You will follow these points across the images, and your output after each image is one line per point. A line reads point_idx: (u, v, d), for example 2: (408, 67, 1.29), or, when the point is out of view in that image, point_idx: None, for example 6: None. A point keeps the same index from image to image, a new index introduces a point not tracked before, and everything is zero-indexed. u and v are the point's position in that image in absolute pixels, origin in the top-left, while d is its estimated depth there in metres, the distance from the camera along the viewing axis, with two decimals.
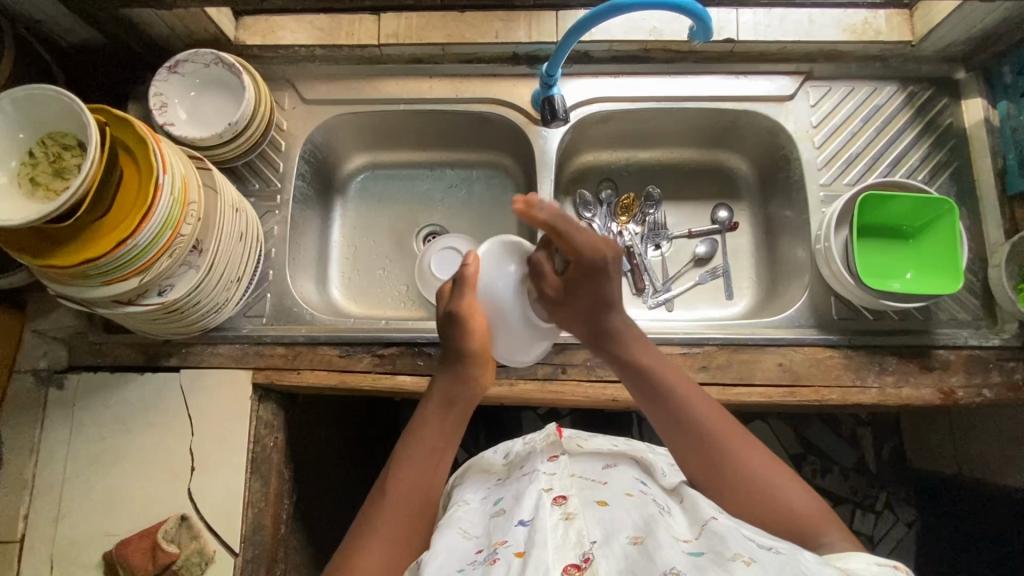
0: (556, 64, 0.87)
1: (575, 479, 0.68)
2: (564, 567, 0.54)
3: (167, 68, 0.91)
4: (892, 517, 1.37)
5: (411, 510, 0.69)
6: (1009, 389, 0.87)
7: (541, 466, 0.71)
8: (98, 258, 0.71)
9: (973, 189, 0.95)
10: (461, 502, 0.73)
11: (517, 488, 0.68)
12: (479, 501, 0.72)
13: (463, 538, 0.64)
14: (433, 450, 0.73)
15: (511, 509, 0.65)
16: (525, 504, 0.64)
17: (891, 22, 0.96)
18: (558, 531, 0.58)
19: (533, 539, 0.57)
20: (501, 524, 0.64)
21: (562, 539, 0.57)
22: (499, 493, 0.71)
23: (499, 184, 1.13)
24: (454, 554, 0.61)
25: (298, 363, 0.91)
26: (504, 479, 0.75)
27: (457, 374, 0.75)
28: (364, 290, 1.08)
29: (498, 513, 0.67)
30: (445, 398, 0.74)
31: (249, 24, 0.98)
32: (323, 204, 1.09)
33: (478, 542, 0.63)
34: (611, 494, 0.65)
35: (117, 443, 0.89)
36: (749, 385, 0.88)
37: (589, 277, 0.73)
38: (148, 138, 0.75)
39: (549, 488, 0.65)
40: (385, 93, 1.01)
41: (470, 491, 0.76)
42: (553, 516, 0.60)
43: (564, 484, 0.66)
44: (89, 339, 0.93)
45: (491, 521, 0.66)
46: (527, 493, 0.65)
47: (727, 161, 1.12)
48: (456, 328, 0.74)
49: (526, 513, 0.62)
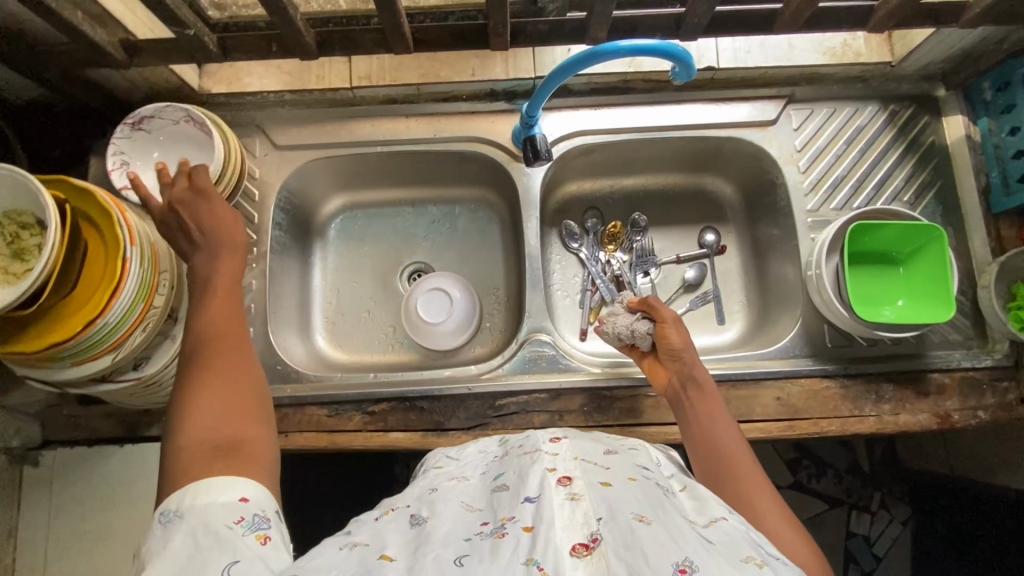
0: (536, 105, 0.84)
1: (580, 459, 0.62)
2: (573, 547, 0.49)
3: (128, 123, 0.86)
4: (887, 517, 1.35)
5: (232, 347, 0.66)
6: (1003, 410, 0.88)
7: (543, 446, 0.65)
8: (66, 341, 0.67)
9: (959, 207, 0.95)
10: (457, 478, 0.67)
11: (519, 465, 0.62)
12: (479, 478, 0.66)
13: (459, 513, 0.58)
14: (229, 280, 0.72)
15: (516, 486, 0.59)
16: (529, 481, 0.58)
17: (871, 42, 0.95)
18: (566, 511, 0.53)
19: (543, 515, 0.52)
20: (504, 501, 0.58)
21: (570, 519, 0.52)
22: (499, 469, 0.65)
23: (482, 218, 1.10)
24: (460, 524, 0.56)
25: (286, 426, 0.88)
26: (502, 456, 0.68)
27: (212, 255, 0.72)
28: (349, 336, 1.05)
29: (499, 489, 0.61)
30: (197, 282, 0.71)
31: (213, 72, 0.94)
32: (302, 249, 1.05)
33: (482, 515, 0.57)
34: (614, 475, 0.60)
35: (100, 521, 0.85)
36: (748, 421, 0.87)
37: (679, 328, 0.82)
38: (112, 208, 0.71)
39: (553, 468, 0.59)
40: (360, 134, 0.97)
41: (468, 466, 0.70)
42: (559, 496, 0.55)
43: (569, 463, 0.60)
44: (64, 413, 0.90)
45: (492, 497, 0.60)
46: (531, 471, 0.59)
47: (711, 184, 1.10)
48: (207, 205, 0.74)
49: (533, 489, 0.56)
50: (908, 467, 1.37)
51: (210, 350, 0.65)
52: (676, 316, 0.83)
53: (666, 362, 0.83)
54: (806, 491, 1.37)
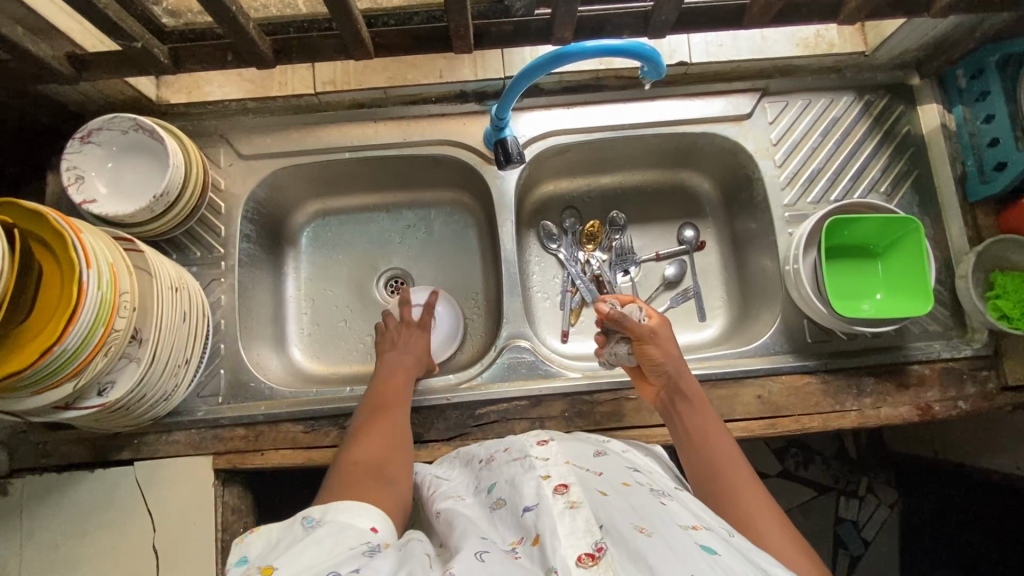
0: (505, 107, 0.82)
1: (571, 465, 0.61)
2: (579, 557, 0.49)
3: (77, 138, 0.82)
4: (874, 500, 1.34)
5: (396, 410, 0.80)
6: (983, 399, 0.88)
7: (531, 451, 0.64)
8: (21, 371, 0.64)
9: (935, 197, 0.95)
10: (452, 497, 0.67)
11: (510, 473, 0.62)
12: (473, 496, 0.65)
13: (463, 526, 0.58)
14: (405, 368, 0.87)
15: (511, 499, 0.59)
16: (525, 490, 0.58)
17: (844, 32, 0.94)
18: (566, 519, 0.52)
19: (545, 524, 0.52)
20: (503, 518, 0.58)
21: (572, 528, 0.51)
22: (490, 480, 0.64)
23: (458, 221, 1.08)
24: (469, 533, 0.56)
25: (261, 444, 0.86)
26: (488, 463, 0.68)
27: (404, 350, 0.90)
28: (326, 346, 1.03)
29: (495, 502, 0.60)
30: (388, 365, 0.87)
31: (171, 81, 0.91)
32: (274, 260, 1.03)
33: (484, 531, 0.57)
34: (609, 482, 0.60)
35: (73, 548, 0.83)
36: (729, 420, 0.86)
37: (654, 343, 0.79)
38: (64, 229, 0.68)
39: (548, 476, 0.59)
40: (327, 141, 0.95)
41: (463, 484, 0.69)
42: (557, 505, 0.54)
43: (562, 470, 0.59)
44: (31, 439, 0.87)
45: (490, 515, 0.60)
46: (525, 481, 0.59)
47: (689, 180, 1.09)
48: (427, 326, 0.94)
49: (530, 498, 0.56)
50: (895, 451, 1.36)
51: (384, 411, 0.80)
52: (650, 329, 0.79)
53: (651, 377, 0.80)
54: (794, 479, 1.35)
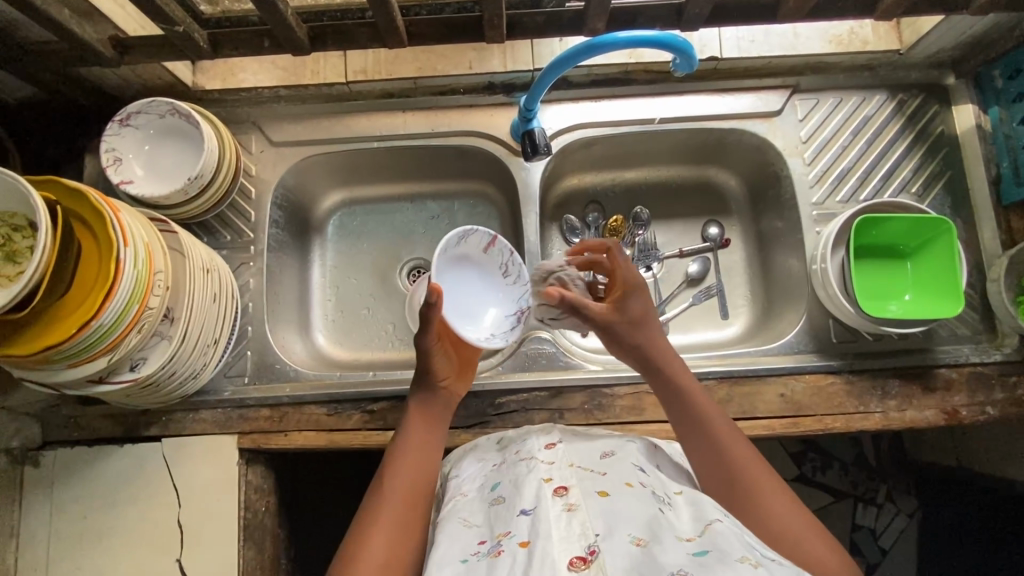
0: (534, 98, 0.82)
1: (575, 468, 0.62)
2: (570, 561, 0.50)
3: (117, 121, 0.85)
4: (893, 509, 1.33)
5: (424, 480, 0.69)
6: (1012, 405, 0.86)
7: (538, 453, 0.65)
8: (60, 344, 0.66)
9: (968, 198, 0.93)
10: (456, 494, 0.66)
11: (514, 474, 0.63)
12: (476, 492, 0.65)
13: (453, 531, 0.59)
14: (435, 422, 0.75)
15: (511, 498, 0.60)
16: (525, 491, 0.59)
17: (879, 30, 0.93)
18: (562, 523, 0.54)
19: (538, 531, 0.53)
20: (500, 515, 0.59)
21: (567, 532, 0.53)
22: (495, 478, 0.65)
23: (482, 213, 1.09)
24: (455, 544, 0.57)
25: (285, 425, 0.88)
26: (500, 464, 0.68)
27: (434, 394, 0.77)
28: (350, 334, 1.04)
29: (495, 499, 0.61)
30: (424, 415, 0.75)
31: (207, 68, 0.93)
32: (301, 247, 1.04)
33: (479, 532, 0.58)
34: (612, 481, 0.60)
35: (103, 519, 0.86)
36: (751, 418, 0.85)
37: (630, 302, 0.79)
38: (104, 208, 0.70)
39: (549, 478, 0.60)
40: (355, 130, 0.96)
41: (466, 478, 0.68)
42: (555, 508, 0.56)
43: (565, 474, 0.61)
44: (65, 413, 0.89)
45: (489, 511, 0.61)
46: (526, 480, 0.60)
47: (714, 177, 1.08)
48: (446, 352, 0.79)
49: (528, 502, 0.57)
50: (916, 459, 1.34)
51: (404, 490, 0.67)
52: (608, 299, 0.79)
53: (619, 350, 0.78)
54: (811, 484, 1.33)
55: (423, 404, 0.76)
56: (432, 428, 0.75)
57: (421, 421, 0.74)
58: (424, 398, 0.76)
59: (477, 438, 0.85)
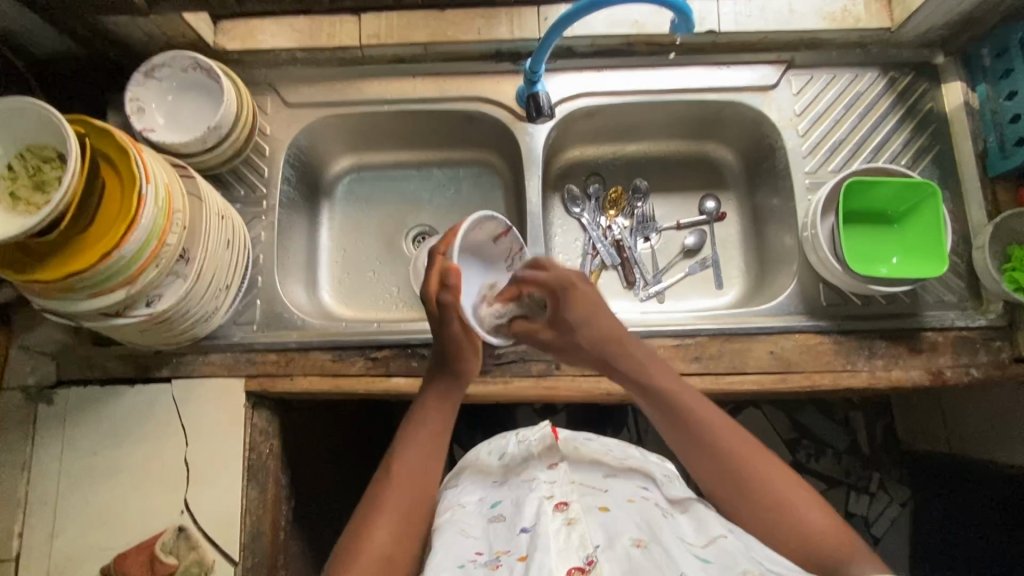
0: (539, 60, 0.87)
1: (576, 485, 0.65)
2: (569, 569, 0.52)
3: (142, 72, 0.89)
4: (886, 498, 1.32)
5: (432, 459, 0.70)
6: (995, 368, 0.89)
7: (540, 474, 0.67)
8: (83, 271, 0.69)
9: (956, 172, 0.96)
10: (455, 504, 0.68)
11: (517, 493, 0.65)
12: (476, 504, 0.68)
13: (457, 538, 0.62)
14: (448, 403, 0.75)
15: (511, 515, 0.62)
16: (527, 510, 0.61)
17: (870, 8, 0.97)
18: (561, 537, 0.56)
19: (536, 542, 0.56)
20: (500, 531, 0.61)
21: (565, 544, 0.55)
22: (496, 496, 0.68)
23: (486, 182, 1.13)
24: (453, 551, 0.59)
25: (291, 369, 0.91)
26: (501, 484, 0.71)
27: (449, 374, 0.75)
28: (356, 293, 1.07)
29: (496, 516, 0.64)
30: (441, 391, 0.75)
31: (228, 29, 0.97)
32: (311, 208, 1.08)
33: (477, 543, 0.61)
34: (612, 499, 0.62)
35: (111, 456, 0.89)
36: (742, 373, 0.88)
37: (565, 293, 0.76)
38: (130, 148, 0.74)
39: (550, 495, 0.63)
40: (368, 93, 1.00)
41: (465, 490, 0.71)
42: (555, 523, 0.58)
43: (565, 489, 0.63)
44: (78, 353, 0.92)
45: (489, 525, 0.63)
46: (528, 499, 0.62)
47: (712, 152, 1.12)
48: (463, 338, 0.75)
49: (529, 519, 0.60)
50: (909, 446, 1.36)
51: (409, 467, 0.69)
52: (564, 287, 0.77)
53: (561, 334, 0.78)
54: (805, 470, 1.34)
55: (439, 387, 0.76)
56: (447, 416, 0.74)
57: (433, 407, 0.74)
58: (445, 381, 0.75)
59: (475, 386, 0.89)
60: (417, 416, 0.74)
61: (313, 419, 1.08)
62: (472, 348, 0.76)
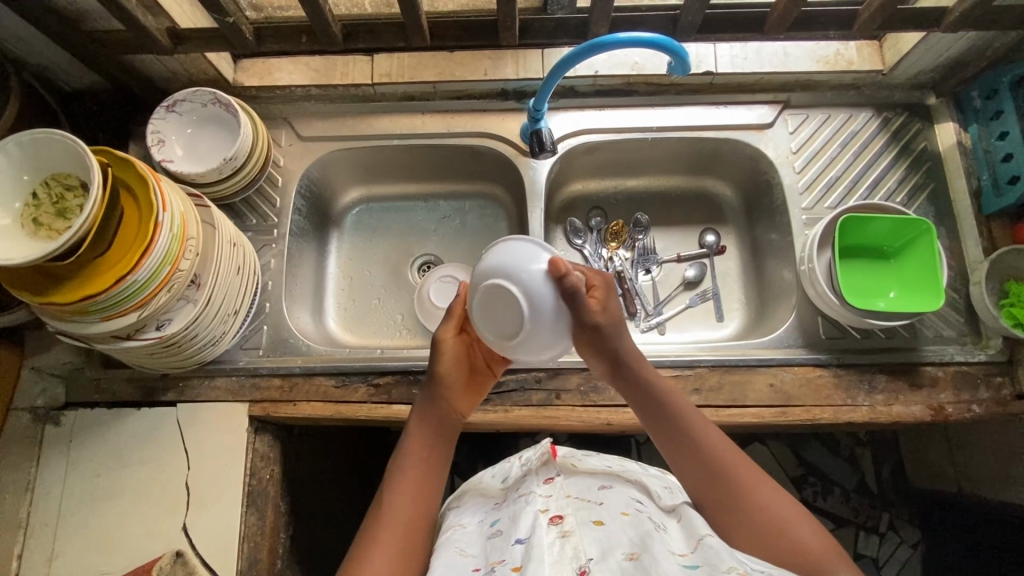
0: (542, 99, 0.92)
1: (571, 498, 0.65)
2: None
3: (163, 106, 0.94)
4: (896, 539, 1.28)
5: (421, 485, 0.68)
6: (997, 405, 0.89)
7: (536, 488, 0.67)
8: (97, 294, 0.71)
9: (951, 208, 0.98)
10: (456, 525, 0.69)
11: (513, 508, 0.65)
12: (476, 524, 0.68)
13: (452, 558, 0.62)
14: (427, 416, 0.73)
15: (508, 530, 0.63)
16: (522, 523, 0.61)
17: (863, 52, 1.00)
18: (554, 548, 0.56)
19: (530, 554, 0.56)
20: (498, 545, 0.61)
21: (559, 555, 0.55)
22: (495, 515, 0.68)
23: (490, 214, 1.16)
24: (450, 572, 0.60)
25: (294, 395, 0.92)
26: (501, 502, 0.71)
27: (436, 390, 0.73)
28: (360, 321, 1.09)
29: (494, 533, 0.64)
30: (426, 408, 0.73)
31: (247, 67, 1.03)
32: (320, 237, 1.11)
33: (474, 560, 0.61)
34: (607, 511, 0.62)
35: (114, 478, 0.89)
36: (741, 406, 0.89)
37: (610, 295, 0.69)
38: (148, 176, 0.76)
39: (545, 509, 0.63)
40: (377, 128, 1.04)
41: (465, 513, 0.72)
42: (549, 535, 0.58)
43: (561, 503, 0.63)
44: (87, 375, 0.94)
45: (487, 542, 0.63)
46: (523, 513, 0.63)
47: (711, 187, 1.14)
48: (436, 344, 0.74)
49: (524, 531, 0.60)
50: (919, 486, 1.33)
51: (401, 498, 0.67)
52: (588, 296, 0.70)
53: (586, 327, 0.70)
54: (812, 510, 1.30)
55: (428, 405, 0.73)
56: (435, 434, 0.72)
57: (420, 430, 0.72)
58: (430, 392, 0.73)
59: (476, 414, 0.89)
60: (406, 439, 0.72)
61: (311, 449, 1.08)
62: (449, 348, 0.73)
